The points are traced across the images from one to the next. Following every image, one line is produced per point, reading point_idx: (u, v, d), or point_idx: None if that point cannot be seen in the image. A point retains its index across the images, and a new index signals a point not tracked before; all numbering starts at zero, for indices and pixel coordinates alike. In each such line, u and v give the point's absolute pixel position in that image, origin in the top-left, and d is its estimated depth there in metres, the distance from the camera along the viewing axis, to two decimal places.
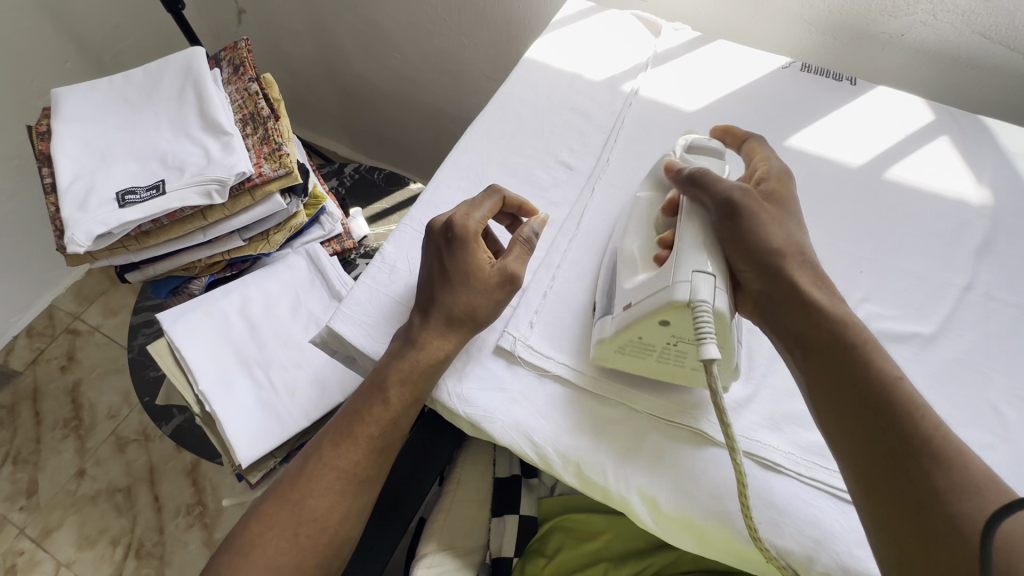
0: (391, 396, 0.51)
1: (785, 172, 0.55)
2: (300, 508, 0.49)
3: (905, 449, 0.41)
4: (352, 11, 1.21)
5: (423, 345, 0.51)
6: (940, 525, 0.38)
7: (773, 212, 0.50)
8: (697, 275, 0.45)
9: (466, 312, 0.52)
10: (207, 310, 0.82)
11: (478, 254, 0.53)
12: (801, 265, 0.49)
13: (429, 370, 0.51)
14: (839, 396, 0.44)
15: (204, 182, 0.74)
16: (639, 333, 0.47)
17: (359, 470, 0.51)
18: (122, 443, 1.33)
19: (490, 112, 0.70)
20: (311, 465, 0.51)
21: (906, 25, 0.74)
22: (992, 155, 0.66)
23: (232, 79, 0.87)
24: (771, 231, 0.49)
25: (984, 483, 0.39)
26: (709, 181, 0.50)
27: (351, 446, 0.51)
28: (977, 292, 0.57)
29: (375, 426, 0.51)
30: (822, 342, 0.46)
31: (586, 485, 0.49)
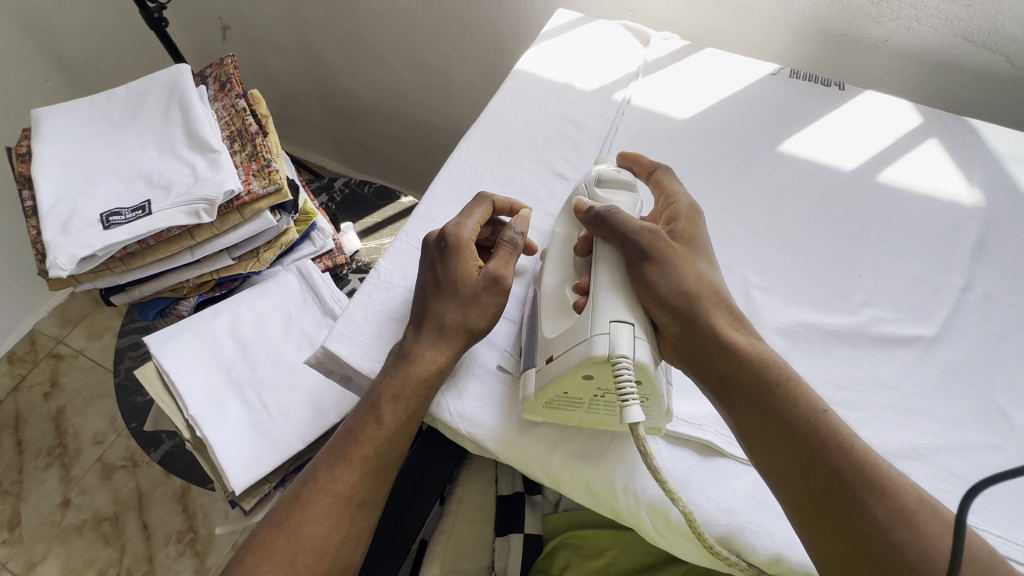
0: (386, 414, 0.49)
1: (696, 208, 0.54)
2: (297, 535, 0.47)
3: (842, 484, 0.41)
4: (338, 25, 1.21)
5: (415, 359, 0.50)
6: (883, 556, 0.39)
7: (683, 253, 0.49)
8: (616, 325, 0.43)
9: (455, 323, 0.51)
10: (197, 331, 0.80)
11: (468, 259, 0.52)
12: (716, 305, 0.48)
13: (425, 385, 0.49)
14: (774, 441, 0.43)
15: (192, 201, 0.73)
16: (564, 389, 0.45)
17: (356, 492, 0.49)
18: (108, 470, 1.29)
19: (482, 124, 0.70)
20: (306, 489, 0.49)
21: (890, 30, 0.75)
22: (980, 155, 0.67)
23: (219, 95, 0.86)
24: (685, 273, 0.48)
25: (918, 504, 0.40)
26: (616, 221, 0.49)
27: (347, 467, 0.49)
28: (974, 292, 0.57)
29: (370, 444, 0.49)
30: (745, 384, 0.45)
31: (595, 501, 0.48)
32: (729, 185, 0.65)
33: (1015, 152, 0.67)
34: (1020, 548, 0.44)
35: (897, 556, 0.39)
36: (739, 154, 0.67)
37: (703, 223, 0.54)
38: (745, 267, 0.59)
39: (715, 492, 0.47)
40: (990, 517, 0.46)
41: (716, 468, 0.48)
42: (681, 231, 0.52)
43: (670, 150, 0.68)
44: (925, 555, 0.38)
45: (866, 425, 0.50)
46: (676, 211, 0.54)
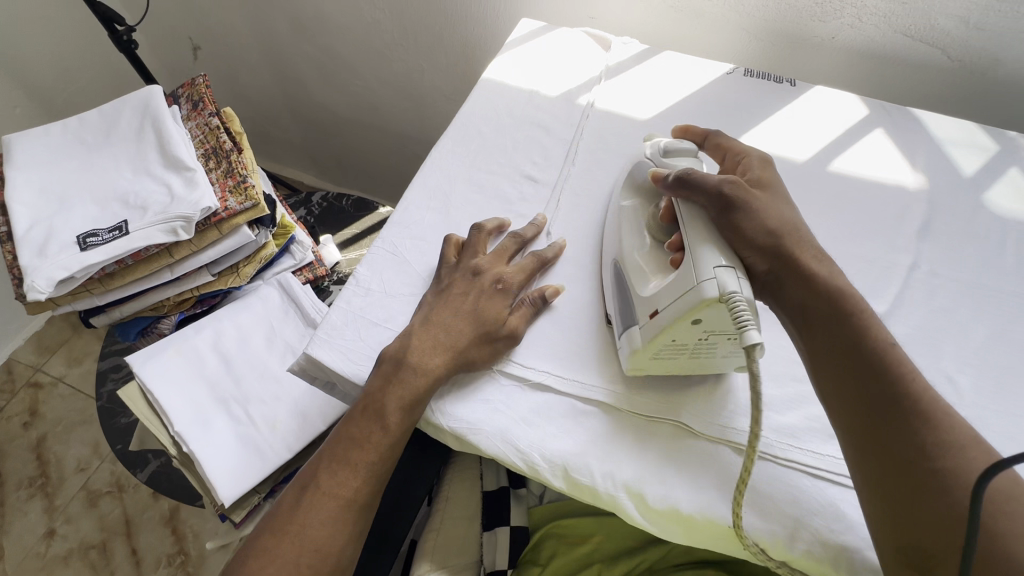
0: (388, 420, 0.50)
1: (766, 158, 0.58)
2: (299, 537, 0.49)
3: (899, 410, 0.43)
4: (309, 41, 1.23)
5: (423, 363, 0.51)
6: (925, 474, 0.41)
7: (763, 197, 0.53)
8: (721, 270, 0.46)
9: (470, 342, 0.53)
10: (179, 348, 0.81)
11: (496, 307, 0.55)
12: (802, 243, 0.51)
13: (428, 391, 0.51)
14: (844, 364, 0.46)
15: (169, 219, 0.74)
16: (672, 337, 0.47)
17: (356, 496, 0.50)
18: (93, 497, 1.27)
19: (453, 132, 0.72)
20: (309, 493, 0.50)
21: (835, 28, 0.80)
22: (923, 142, 0.71)
23: (192, 114, 0.87)
24: (768, 212, 0.51)
25: (972, 445, 0.42)
26: (695, 179, 0.52)
27: (350, 472, 0.50)
28: (921, 270, 0.61)
29: (372, 449, 0.50)
30: (823, 311, 0.48)
31: (573, 485, 0.49)
32: None
33: (954, 138, 0.71)
34: None
35: (940, 480, 0.40)
36: None
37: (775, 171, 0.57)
38: None
39: (689, 474, 0.49)
40: None
41: (691, 451, 0.50)
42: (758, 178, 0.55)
43: (634, 150, 0.71)
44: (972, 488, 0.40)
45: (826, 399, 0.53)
46: (749, 165, 0.57)
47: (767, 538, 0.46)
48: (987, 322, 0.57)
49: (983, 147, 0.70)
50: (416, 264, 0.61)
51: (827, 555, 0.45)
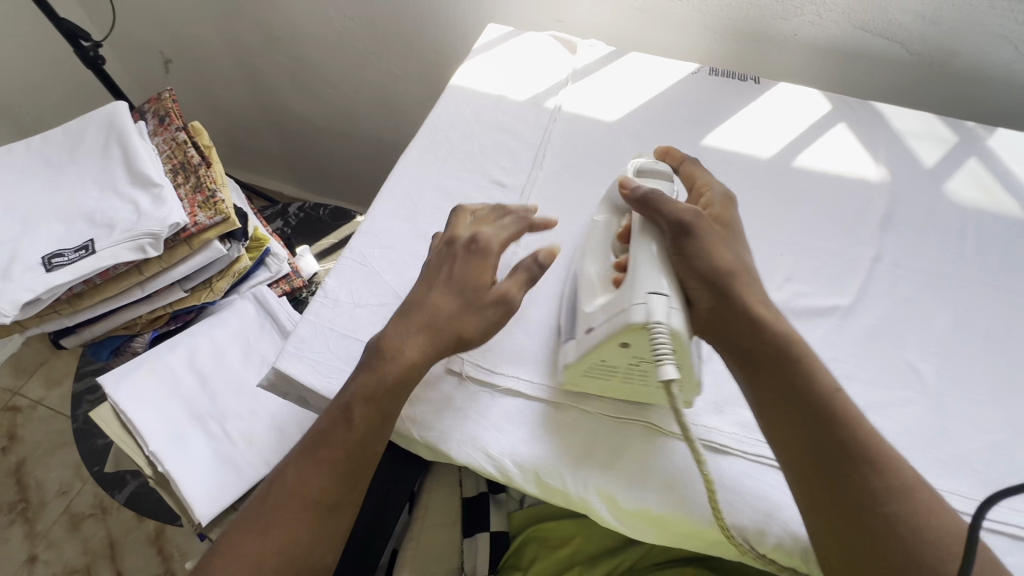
0: (356, 415, 0.48)
1: (730, 196, 0.56)
2: (263, 537, 0.47)
3: (849, 458, 0.44)
4: (280, 52, 1.22)
5: (398, 350, 0.50)
6: (878, 517, 0.42)
7: (722, 235, 0.51)
8: (653, 296, 0.44)
9: (449, 318, 0.50)
10: (152, 366, 0.80)
11: (481, 271, 0.52)
12: (751, 290, 0.49)
13: (400, 380, 0.49)
14: (791, 412, 0.46)
15: (136, 237, 0.73)
16: (602, 357, 0.47)
17: (322, 496, 0.48)
18: (76, 520, 1.25)
19: (421, 140, 0.72)
20: (275, 489, 0.49)
21: (797, 25, 0.81)
22: (885, 135, 0.72)
23: (159, 130, 0.87)
24: (720, 252, 0.49)
25: (915, 485, 0.43)
26: (659, 202, 0.50)
27: (316, 469, 0.48)
28: (885, 261, 0.62)
29: (339, 444, 0.48)
30: (770, 355, 0.47)
31: (547, 490, 0.49)
32: None
33: (914, 129, 0.73)
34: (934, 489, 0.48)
35: (890, 525, 0.41)
36: None
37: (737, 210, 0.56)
38: None
39: (643, 467, 0.49)
40: None
41: (660, 449, 0.50)
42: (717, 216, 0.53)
43: (601, 151, 0.71)
44: (919, 530, 0.41)
45: None
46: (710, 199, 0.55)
47: (739, 534, 0.46)
48: (950, 310, 0.58)
49: (943, 139, 0.72)
50: (385, 274, 0.61)
51: (796, 546, 0.46)
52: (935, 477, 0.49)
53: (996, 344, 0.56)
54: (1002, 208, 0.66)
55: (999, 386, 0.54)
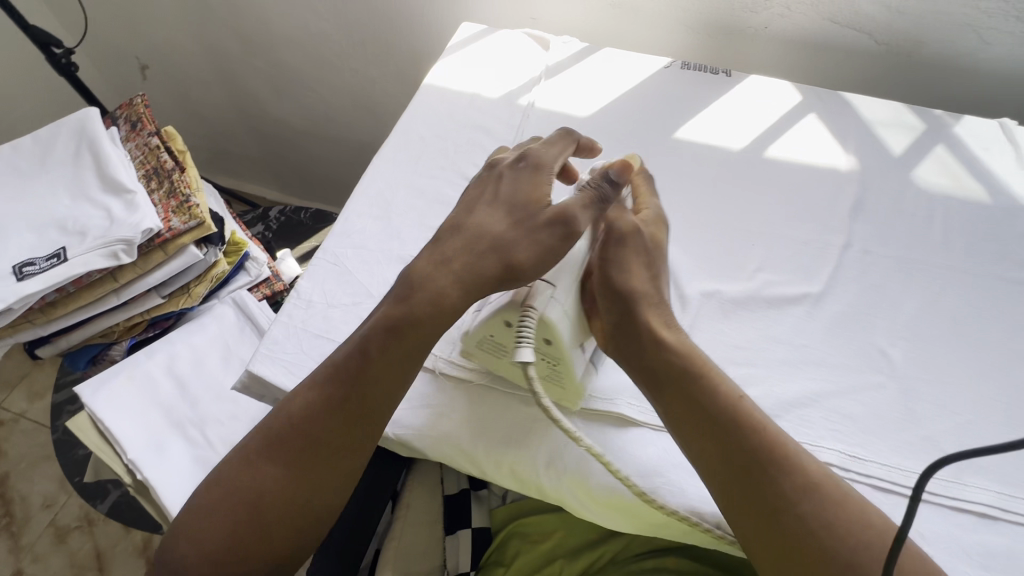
0: (375, 352, 0.48)
1: (662, 218, 0.58)
2: (261, 472, 0.46)
3: (760, 463, 0.44)
4: (257, 55, 1.21)
5: (432, 278, 0.50)
6: (795, 520, 0.42)
7: (637, 255, 0.54)
8: (538, 283, 0.49)
9: (494, 243, 0.50)
10: (131, 374, 0.78)
11: (535, 189, 0.53)
12: (654, 309, 0.52)
13: (434, 304, 0.49)
14: (699, 420, 0.47)
15: (109, 243, 0.72)
16: (492, 330, 0.50)
17: (329, 436, 0.47)
18: (62, 533, 1.23)
19: (394, 139, 0.72)
20: (277, 423, 0.48)
21: (767, 18, 0.82)
22: (854, 124, 0.73)
23: (131, 136, 0.86)
24: (631, 273, 0.53)
25: (825, 483, 0.44)
26: None
27: (325, 407, 0.47)
28: (854, 249, 0.63)
29: (350, 381, 0.47)
30: (674, 368, 0.49)
31: (520, 483, 0.51)
32: None
33: (882, 118, 0.74)
34: (902, 472, 0.49)
35: (807, 525, 0.42)
36: (638, 145, 0.72)
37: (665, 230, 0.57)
38: None
39: (591, 446, 0.50)
40: (876, 449, 0.50)
41: (632, 439, 0.51)
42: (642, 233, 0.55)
43: None
44: (835, 527, 0.42)
45: (765, 380, 0.54)
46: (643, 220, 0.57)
47: (712, 521, 0.47)
48: (918, 295, 0.59)
49: (910, 126, 0.73)
50: (359, 274, 0.61)
51: None
52: (904, 460, 0.49)
53: (963, 327, 0.57)
54: (968, 193, 0.67)
55: (965, 368, 0.55)
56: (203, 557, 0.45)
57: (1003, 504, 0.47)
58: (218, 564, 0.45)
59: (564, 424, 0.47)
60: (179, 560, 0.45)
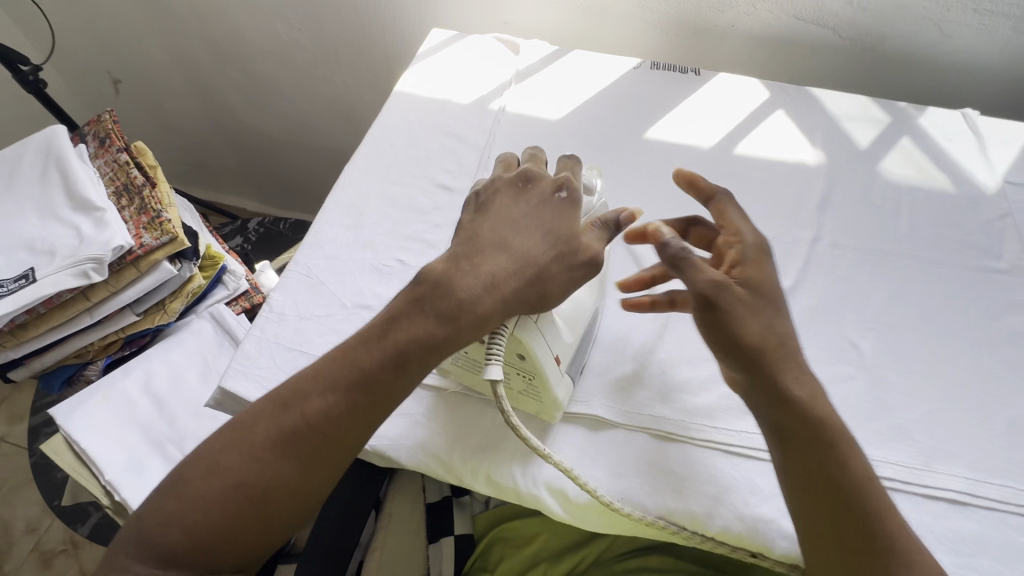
0: (408, 359, 0.44)
1: (764, 248, 0.50)
2: (259, 459, 0.42)
3: (872, 546, 0.40)
4: (229, 66, 1.20)
5: (475, 298, 0.44)
6: None
7: (755, 304, 0.46)
8: None
9: (545, 266, 0.46)
10: (106, 394, 0.77)
11: (573, 222, 0.49)
12: (791, 362, 0.45)
13: (479, 326, 0.44)
14: (820, 482, 0.42)
15: (79, 262, 0.71)
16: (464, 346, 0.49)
17: (347, 435, 0.43)
18: (47, 558, 1.21)
19: (365, 148, 0.72)
20: (286, 406, 0.43)
21: (733, 16, 0.82)
22: (821, 119, 0.74)
23: (100, 152, 0.85)
24: (753, 325, 0.45)
25: None
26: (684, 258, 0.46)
27: (345, 405, 0.43)
28: (823, 242, 0.63)
29: (382, 380, 0.43)
30: (805, 433, 0.43)
31: (499, 490, 0.50)
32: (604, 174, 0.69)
33: (849, 112, 0.75)
34: (874, 461, 0.49)
35: None
36: (609, 146, 0.72)
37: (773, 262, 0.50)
38: (621, 246, 0.64)
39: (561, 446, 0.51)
40: None
41: (605, 440, 0.52)
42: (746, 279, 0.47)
43: (547, 149, 0.72)
44: None
45: None
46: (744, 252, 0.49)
47: (689, 519, 0.47)
48: (887, 285, 0.60)
49: (875, 119, 0.74)
50: (331, 284, 0.61)
51: (745, 528, 0.47)
52: (876, 450, 0.50)
53: (931, 316, 0.58)
54: (933, 183, 0.68)
55: (933, 357, 0.55)
56: (189, 551, 0.40)
57: (973, 489, 0.48)
58: (205, 559, 0.40)
59: (531, 440, 0.45)
60: (161, 551, 0.40)
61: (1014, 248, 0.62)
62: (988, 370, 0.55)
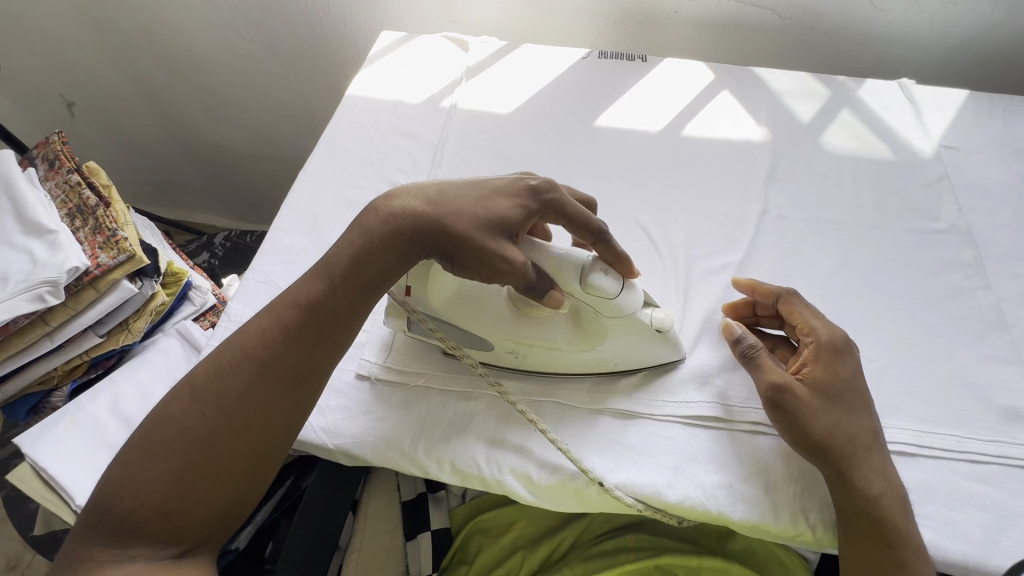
0: (333, 276, 0.46)
1: (843, 347, 0.49)
2: (199, 399, 0.43)
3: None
4: (183, 81, 1.19)
5: (389, 205, 0.48)
6: None
7: (823, 405, 0.47)
8: None
9: (464, 210, 0.46)
10: (73, 419, 0.75)
11: (510, 204, 0.47)
12: (863, 457, 0.46)
13: (389, 230, 0.46)
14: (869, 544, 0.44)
15: (32, 286, 0.69)
16: None
17: (282, 362, 0.45)
18: None
19: (318, 153, 0.72)
20: (224, 348, 0.45)
21: (676, 2, 0.84)
22: (764, 97, 0.76)
23: (50, 174, 0.84)
24: (823, 424, 0.46)
25: None
26: (758, 364, 0.50)
27: (276, 332, 0.45)
28: (771, 215, 0.65)
29: (310, 303, 0.46)
30: (868, 498, 0.45)
31: (464, 478, 0.51)
32: (557, 163, 0.70)
33: (791, 89, 0.77)
34: None
35: None
36: (560, 136, 0.73)
37: (850, 361, 0.49)
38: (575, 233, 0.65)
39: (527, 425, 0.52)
40: None
41: (566, 422, 0.53)
42: (814, 380, 0.48)
43: (500, 142, 0.72)
44: None
45: (693, 349, 0.56)
46: (815, 351, 0.50)
47: (655, 495, 0.48)
48: (834, 254, 0.62)
49: (816, 94, 0.76)
50: None
51: (707, 497, 0.48)
52: None
53: (876, 279, 0.60)
54: (874, 151, 0.71)
55: (879, 318, 0.57)
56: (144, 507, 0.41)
57: (920, 440, 0.50)
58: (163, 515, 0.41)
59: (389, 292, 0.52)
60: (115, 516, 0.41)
61: (951, 208, 0.65)
62: (930, 326, 0.57)
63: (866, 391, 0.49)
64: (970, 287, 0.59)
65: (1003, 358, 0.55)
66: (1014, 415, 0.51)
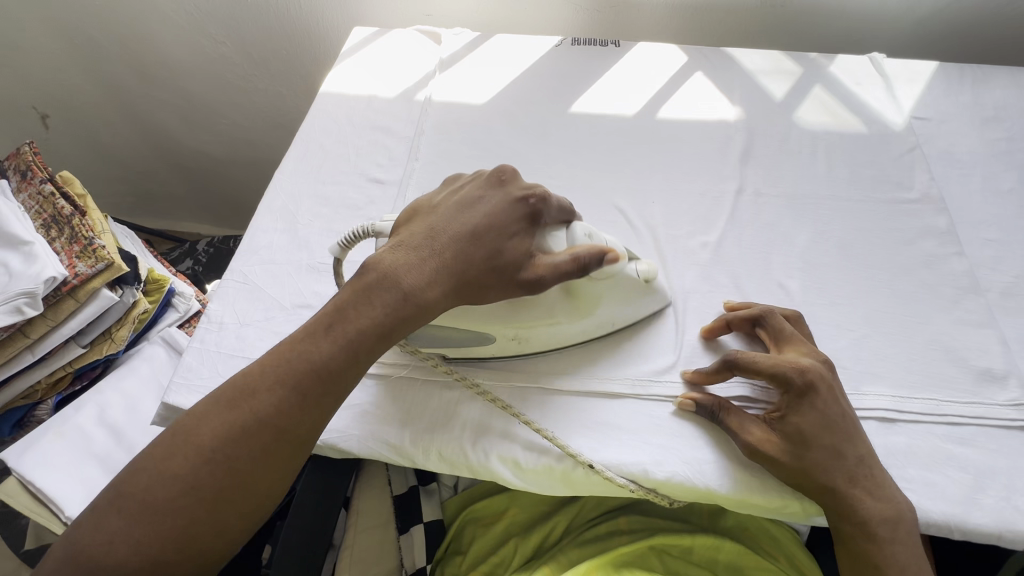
0: (352, 344, 0.44)
1: (810, 386, 0.46)
2: (204, 464, 0.41)
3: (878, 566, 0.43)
4: (157, 87, 1.17)
5: (408, 272, 0.46)
6: None
7: (794, 450, 0.46)
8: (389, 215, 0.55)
9: (483, 263, 0.47)
10: (60, 431, 0.74)
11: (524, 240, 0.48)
12: (833, 475, 0.45)
13: (417, 305, 0.45)
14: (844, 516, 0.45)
15: (10, 298, 0.68)
16: None
17: (295, 430, 0.43)
18: None
19: (293, 151, 0.72)
20: (230, 407, 0.42)
21: None
22: (735, 76, 0.76)
23: (23, 186, 0.83)
24: (783, 463, 0.46)
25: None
26: (730, 421, 0.49)
27: (289, 398, 0.43)
28: (747, 193, 0.66)
29: (327, 371, 0.44)
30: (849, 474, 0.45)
31: (452, 466, 0.51)
32: (533, 151, 0.70)
33: (764, 68, 0.77)
34: None
35: None
36: (536, 123, 0.73)
37: (822, 400, 0.46)
38: None
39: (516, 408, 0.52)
40: None
41: (553, 406, 0.53)
42: (785, 429, 0.46)
43: (475, 132, 0.72)
44: None
45: (673, 328, 0.57)
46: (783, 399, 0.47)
47: (639, 470, 0.49)
48: (810, 228, 0.63)
49: (788, 72, 0.76)
50: (269, 288, 0.60)
51: (692, 471, 0.48)
52: None
53: (852, 251, 0.61)
54: (846, 125, 0.71)
55: (856, 288, 0.58)
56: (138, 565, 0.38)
57: (898, 406, 0.51)
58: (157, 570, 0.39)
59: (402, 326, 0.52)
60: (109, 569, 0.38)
61: (924, 177, 0.66)
62: (906, 293, 0.57)
63: (846, 421, 0.47)
64: (944, 255, 0.60)
65: (978, 322, 0.55)
66: (990, 375, 0.52)
